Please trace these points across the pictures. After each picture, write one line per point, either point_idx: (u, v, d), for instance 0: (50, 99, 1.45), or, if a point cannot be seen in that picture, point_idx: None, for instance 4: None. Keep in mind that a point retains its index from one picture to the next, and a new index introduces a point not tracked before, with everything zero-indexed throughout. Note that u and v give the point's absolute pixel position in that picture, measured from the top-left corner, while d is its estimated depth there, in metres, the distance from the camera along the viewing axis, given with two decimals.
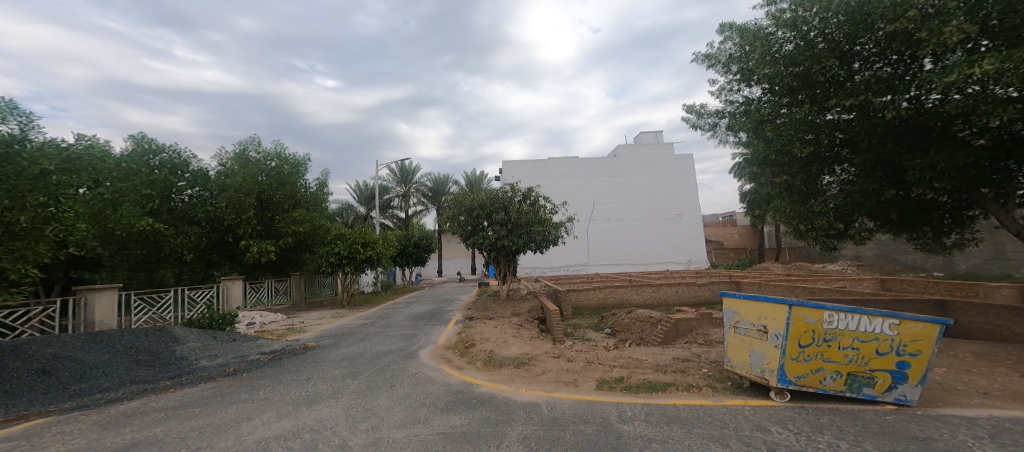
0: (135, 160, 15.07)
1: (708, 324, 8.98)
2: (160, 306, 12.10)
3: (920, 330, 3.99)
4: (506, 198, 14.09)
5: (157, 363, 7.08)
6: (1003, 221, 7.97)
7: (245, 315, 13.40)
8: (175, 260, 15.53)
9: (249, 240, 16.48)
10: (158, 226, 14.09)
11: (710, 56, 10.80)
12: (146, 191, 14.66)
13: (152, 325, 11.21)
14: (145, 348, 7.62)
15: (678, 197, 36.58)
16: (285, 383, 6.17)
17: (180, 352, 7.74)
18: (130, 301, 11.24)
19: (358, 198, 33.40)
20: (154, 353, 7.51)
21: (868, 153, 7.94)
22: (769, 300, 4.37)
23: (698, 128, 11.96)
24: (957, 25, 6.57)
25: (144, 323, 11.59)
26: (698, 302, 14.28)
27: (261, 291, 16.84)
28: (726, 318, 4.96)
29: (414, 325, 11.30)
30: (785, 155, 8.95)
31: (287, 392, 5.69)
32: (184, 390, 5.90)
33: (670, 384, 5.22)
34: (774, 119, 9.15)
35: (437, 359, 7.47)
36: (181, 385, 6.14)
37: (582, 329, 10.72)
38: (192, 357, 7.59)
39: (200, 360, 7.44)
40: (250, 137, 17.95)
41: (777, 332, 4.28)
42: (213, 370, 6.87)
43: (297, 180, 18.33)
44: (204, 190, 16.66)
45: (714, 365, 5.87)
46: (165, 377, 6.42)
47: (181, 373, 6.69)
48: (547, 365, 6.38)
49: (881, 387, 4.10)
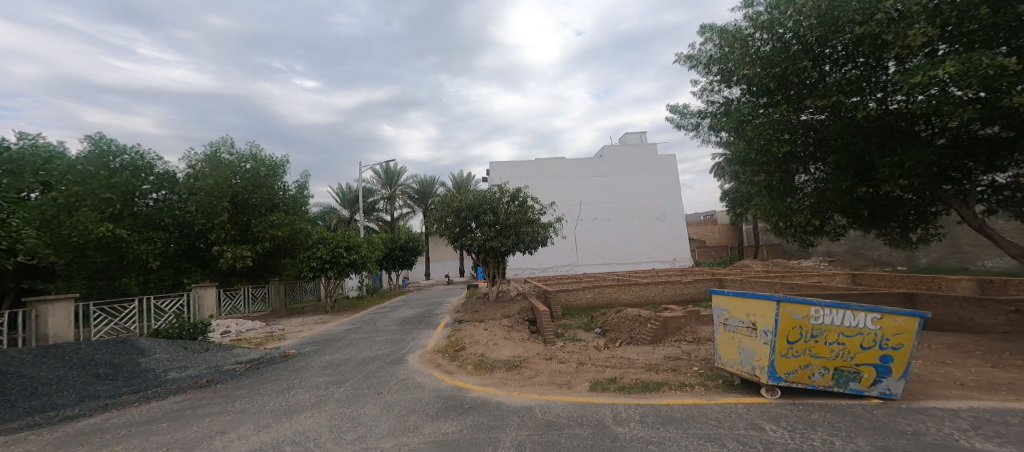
0: (94, 162, 14.28)
1: (696, 322, 9.08)
2: (123, 317, 11.51)
3: (900, 323, 4.04)
4: (494, 199, 13.98)
5: (121, 377, 6.67)
6: (964, 216, 8.28)
7: (220, 323, 12.82)
8: (139, 268, 14.63)
9: (223, 245, 15.83)
10: (118, 232, 13.35)
11: (692, 57, 10.91)
12: (105, 195, 13.87)
13: (113, 336, 10.64)
14: (107, 361, 7.18)
15: (660, 196, 37.16)
16: (263, 394, 5.88)
17: (145, 365, 7.31)
18: (90, 312, 10.66)
19: (341, 201, 32.73)
20: (117, 365, 7.08)
21: (841, 152, 8.15)
22: (758, 296, 4.38)
23: (681, 128, 12.07)
24: (920, 28, 6.77)
25: (105, 335, 11.09)
26: (684, 300, 14.47)
27: (236, 298, 16.31)
28: (716, 315, 4.96)
29: (402, 329, 11.05)
30: (765, 155, 9.11)
31: (264, 403, 5.43)
32: (150, 404, 5.57)
33: (663, 384, 5.21)
34: (754, 119, 9.30)
35: (427, 363, 7.30)
36: (147, 399, 5.79)
37: (573, 330, 10.69)
38: (161, 369, 7.19)
39: (170, 372, 7.06)
40: (223, 139, 17.28)
41: (766, 329, 4.28)
42: (184, 382, 6.52)
43: (274, 182, 17.79)
44: (171, 194, 16.16)
45: (705, 363, 5.89)
46: (129, 391, 6.06)
47: (147, 386, 6.32)
48: (539, 367, 6.29)
49: (867, 381, 4.12)
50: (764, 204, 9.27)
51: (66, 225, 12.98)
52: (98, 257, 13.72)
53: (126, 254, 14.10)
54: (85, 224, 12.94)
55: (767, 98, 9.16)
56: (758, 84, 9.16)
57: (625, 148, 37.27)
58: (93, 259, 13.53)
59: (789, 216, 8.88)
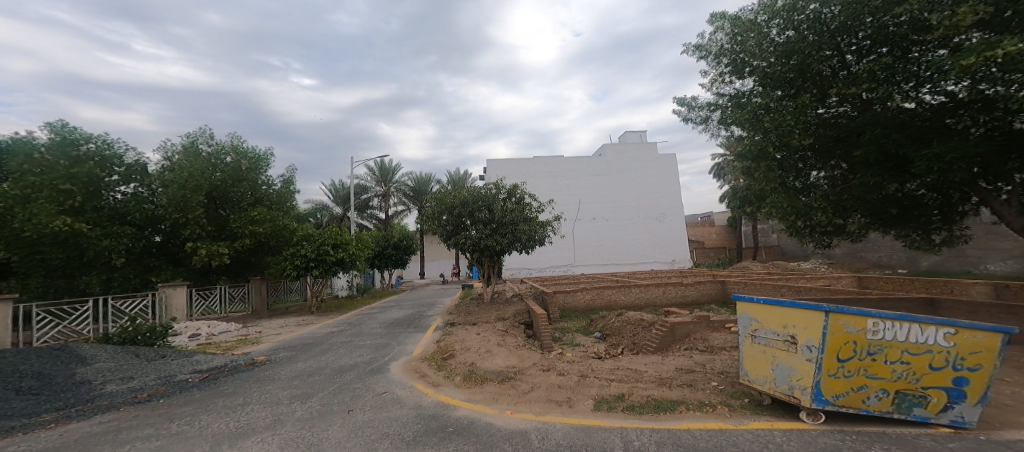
0: (55, 151, 13.32)
1: (705, 328, 8.47)
2: (75, 319, 11.11)
3: (979, 340, 3.31)
4: (489, 196, 13.26)
5: (47, 390, 6.18)
6: (1005, 216, 7.61)
7: (190, 325, 12.07)
8: (102, 266, 13.85)
9: (197, 242, 15.05)
10: (76, 226, 12.49)
11: (700, 47, 10.15)
12: (64, 186, 12.99)
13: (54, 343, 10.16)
14: (35, 372, 6.73)
15: (661, 196, 36.57)
16: (211, 412, 5.42)
17: (80, 376, 6.88)
18: (32, 314, 10.21)
19: (334, 199, 31.87)
20: (46, 378, 6.62)
21: (870, 146, 7.38)
22: (800, 306, 3.68)
23: (688, 122, 11.32)
24: (971, 5, 5.98)
25: (53, 338, 10.70)
26: (685, 303, 13.87)
27: (211, 299, 15.66)
28: (744, 326, 4.31)
29: (389, 332, 10.33)
30: (781, 148, 8.34)
31: (207, 426, 4.73)
32: (72, 424, 5.09)
33: (678, 403, 4.50)
34: (769, 111, 8.50)
35: (411, 373, 6.55)
36: (66, 420, 5.23)
37: (570, 334, 10.04)
38: (98, 381, 6.75)
39: (108, 385, 6.62)
40: (200, 129, 16.49)
41: (811, 344, 3.57)
42: (119, 397, 6.09)
43: (256, 176, 17.09)
44: (141, 186, 15.37)
45: (724, 378, 5.21)
46: (53, 409, 5.58)
47: (76, 403, 5.84)
48: (535, 380, 5.54)
49: (935, 407, 3.41)
50: (780, 201, 8.42)
51: (18, 218, 12.26)
52: (55, 253, 12.93)
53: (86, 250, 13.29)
54: (40, 218, 12.15)
55: (784, 91, 8.48)
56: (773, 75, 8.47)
57: (625, 146, 36.62)
58: (49, 254, 12.80)
59: (809, 215, 8.11)
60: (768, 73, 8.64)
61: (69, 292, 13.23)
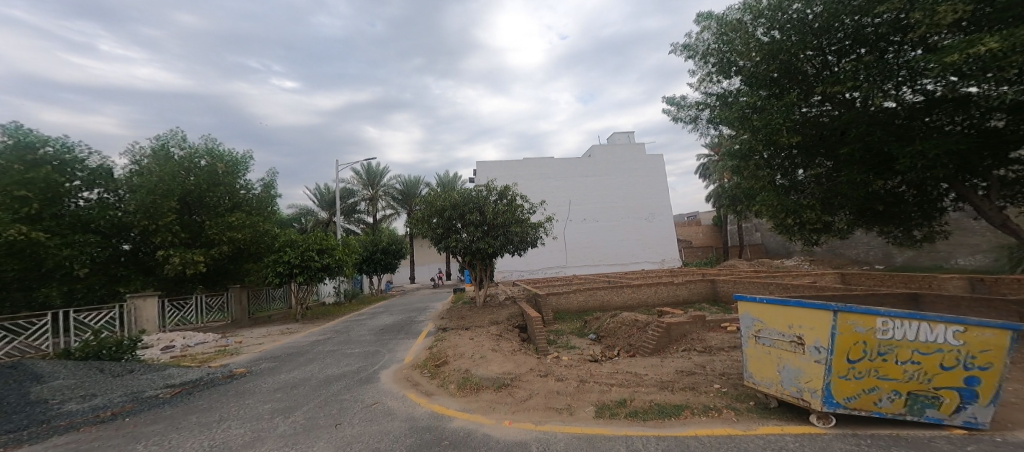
0: (8, 156, 12.72)
1: (701, 328, 8.44)
2: (32, 333, 10.66)
3: (989, 338, 3.23)
4: (480, 197, 13.05)
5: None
6: (986, 212, 7.62)
7: (164, 337, 11.57)
8: (63, 277, 13.31)
9: (170, 249, 14.43)
10: (32, 235, 11.90)
11: (688, 47, 10.14)
12: (20, 192, 12.39)
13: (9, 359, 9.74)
14: None
15: (648, 196, 36.84)
16: (182, 430, 5.13)
17: (34, 396, 6.77)
18: None
19: (319, 203, 31.16)
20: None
21: (856, 143, 7.40)
22: (806, 306, 3.58)
23: (678, 122, 11.32)
24: (950, 3, 6.04)
25: (9, 354, 10.22)
26: (676, 302, 13.93)
27: (186, 309, 15.08)
28: (746, 327, 4.22)
29: (378, 339, 10.01)
30: (769, 146, 8.31)
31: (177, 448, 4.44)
32: (25, 447, 4.84)
33: (683, 407, 4.37)
34: (756, 110, 8.49)
35: (402, 382, 6.28)
36: (21, 443, 5.02)
37: (565, 336, 9.89)
38: (55, 401, 6.61)
39: (69, 404, 6.46)
40: (172, 132, 15.86)
41: (819, 345, 3.47)
42: (80, 416, 5.84)
43: (233, 180, 16.55)
44: (106, 192, 14.79)
45: (727, 381, 5.12)
46: (5, 431, 5.35)
47: (33, 423, 5.65)
48: (533, 387, 5.35)
49: (947, 408, 3.34)
50: (771, 199, 8.35)
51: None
52: (10, 264, 12.27)
53: (45, 260, 12.67)
54: None
55: (770, 90, 8.47)
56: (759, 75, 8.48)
57: (611, 147, 36.83)
58: (3, 266, 12.14)
59: (799, 213, 8.16)
60: (753, 73, 8.67)
61: (28, 305, 12.62)
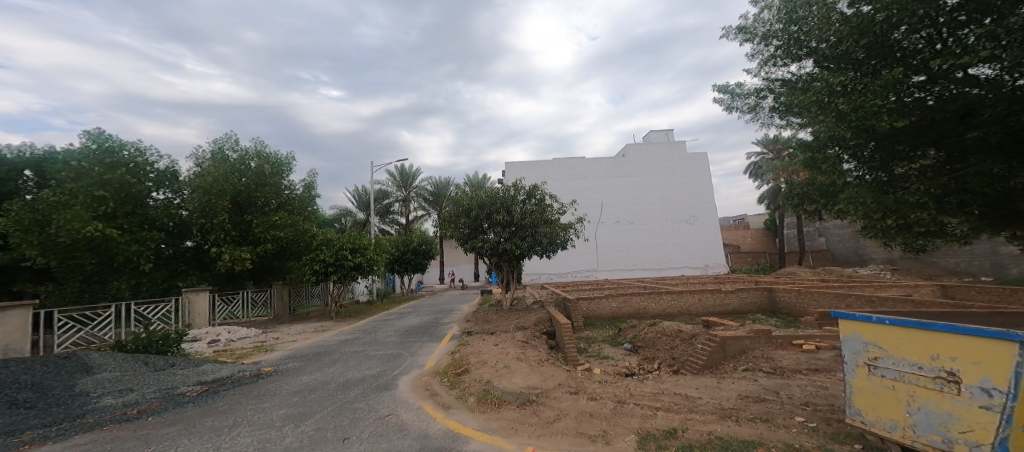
0: (90, 159, 13.80)
1: (766, 345, 7.14)
2: (96, 325, 11.25)
3: None
4: (508, 197, 12.34)
5: (41, 404, 6.09)
6: None
7: (212, 331, 11.88)
8: (131, 271, 14.13)
9: (222, 247, 15.07)
10: (107, 232, 12.73)
11: (744, 29, 8.05)
12: (98, 193, 13.25)
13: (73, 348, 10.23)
14: (41, 385, 6.80)
15: (695, 198, 34.49)
16: (193, 436, 4.78)
17: (79, 388, 6.86)
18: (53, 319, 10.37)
19: (357, 204, 31.95)
20: (46, 393, 6.56)
21: (992, 128, 4.89)
22: (965, 331, 2.60)
23: (734, 110, 9.91)
24: None
25: (75, 343, 10.76)
26: (725, 313, 12.44)
27: (234, 304, 15.67)
28: (855, 354, 3.31)
29: (403, 341, 9.57)
30: (860, 136, 5.85)
31: None
32: (44, 445, 4.66)
33: (756, 444, 3.35)
34: (838, 93, 6.07)
35: (421, 391, 5.65)
36: (45, 439, 4.88)
37: (597, 345, 8.94)
38: (96, 394, 6.64)
39: (106, 398, 6.43)
40: (227, 136, 16.61)
41: (991, 386, 2.48)
42: (108, 413, 5.71)
43: (279, 181, 17.01)
44: (173, 193, 15.73)
45: (813, 413, 4.00)
46: (38, 425, 5.27)
47: (66, 417, 5.59)
48: (561, 406, 4.51)
49: None
50: (860, 194, 5.70)
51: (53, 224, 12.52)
52: (88, 259, 13.21)
53: (116, 255, 13.53)
54: (73, 224, 12.36)
55: (856, 72, 6.02)
56: (841, 54, 6.19)
57: (654, 147, 34.93)
58: (82, 260, 13.10)
59: (904, 212, 5.38)
60: (833, 53, 6.30)
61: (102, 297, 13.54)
